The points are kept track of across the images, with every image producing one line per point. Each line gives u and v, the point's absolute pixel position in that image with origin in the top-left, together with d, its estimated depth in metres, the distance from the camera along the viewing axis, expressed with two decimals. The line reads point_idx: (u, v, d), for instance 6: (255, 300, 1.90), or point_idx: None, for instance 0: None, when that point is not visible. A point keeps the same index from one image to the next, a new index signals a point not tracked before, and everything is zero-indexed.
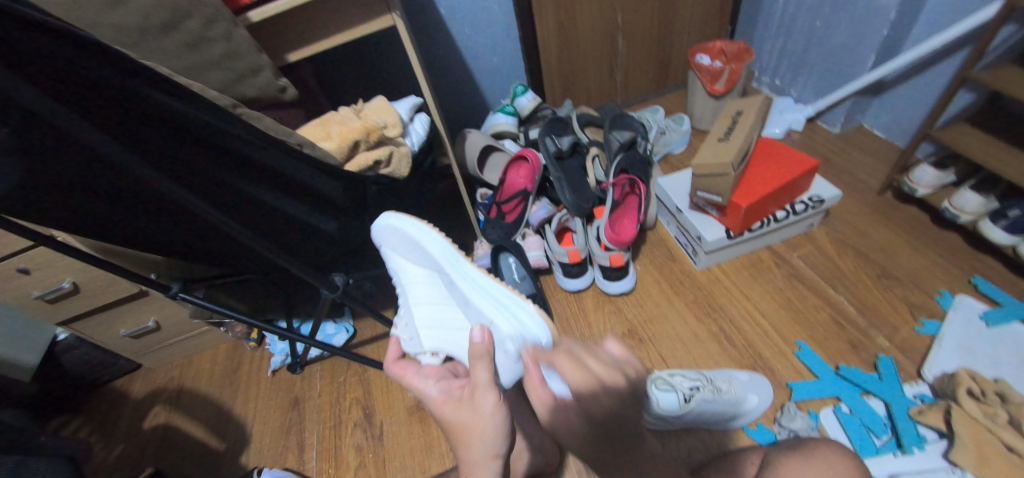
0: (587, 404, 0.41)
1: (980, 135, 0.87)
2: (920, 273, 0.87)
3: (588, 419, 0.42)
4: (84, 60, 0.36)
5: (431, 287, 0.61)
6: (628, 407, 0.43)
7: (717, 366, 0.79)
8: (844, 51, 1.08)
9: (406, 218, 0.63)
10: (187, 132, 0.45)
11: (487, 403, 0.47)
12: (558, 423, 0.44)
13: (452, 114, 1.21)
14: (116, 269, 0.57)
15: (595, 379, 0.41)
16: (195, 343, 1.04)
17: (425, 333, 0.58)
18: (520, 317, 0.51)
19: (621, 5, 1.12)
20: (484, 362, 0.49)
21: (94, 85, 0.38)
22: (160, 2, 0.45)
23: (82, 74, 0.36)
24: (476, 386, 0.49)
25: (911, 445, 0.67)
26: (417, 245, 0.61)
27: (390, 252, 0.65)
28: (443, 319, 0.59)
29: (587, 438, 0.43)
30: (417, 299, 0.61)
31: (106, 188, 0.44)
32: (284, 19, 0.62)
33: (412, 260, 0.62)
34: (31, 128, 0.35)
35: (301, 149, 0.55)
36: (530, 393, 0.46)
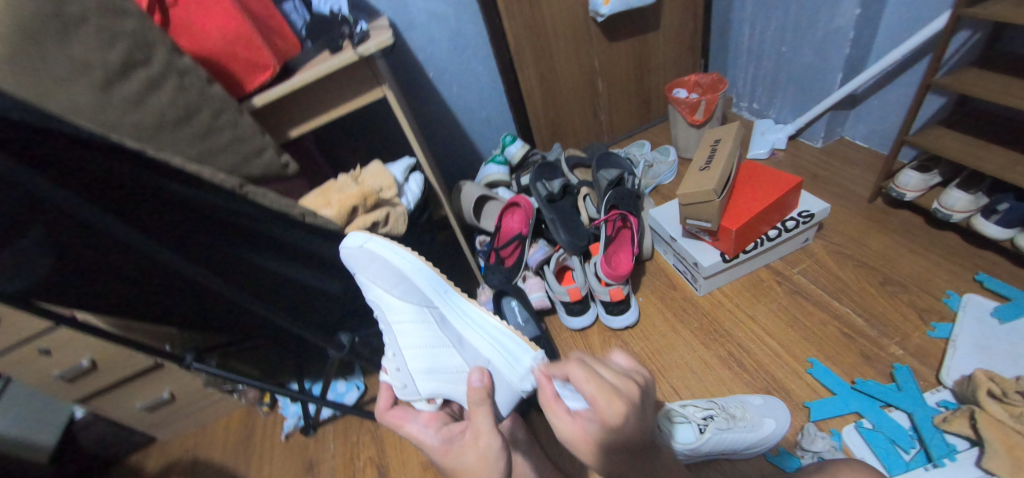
0: (602, 414, 0.39)
1: (957, 136, 0.89)
2: (923, 276, 0.87)
3: (605, 431, 0.40)
4: (107, 162, 0.41)
5: (419, 326, 0.61)
6: (644, 415, 0.42)
7: (731, 393, 0.78)
8: (813, 71, 1.14)
9: (388, 246, 0.62)
10: (195, 210, 0.49)
11: (488, 450, 0.48)
12: (577, 438, 0.42)
13: (447, 167, 1.27)
14: (134, 344, 0.60)
15: (609, 386, 0.41)
16: (209, 411, 1.04)
17: (421, 380, 0.58)
18: (516, 351, 0.57)
19: (597, 52, 1.20)
20: (484, 407, 0.50)
21: (117, 181, 0.43)
22: (175, 101, 0.50)
23: (105, 172, 0.42)
24: (478, 431, 0.50)
25: (941, 456, 0.64)
26: (403, 277, 0.61)
27: (370, 284, 0.62)
28: (438, 361, 0.59)
29: (606, 451, 0.41)
30: (407, 340, 0.60)
31: (127, 272, 0.48)
32: (285, 101, 0.68)
33: (398, 295, 0.61)
34: (62, 221, 0.41)
35: (304, 219, 0.57)
36: (546, 407, 0.45)
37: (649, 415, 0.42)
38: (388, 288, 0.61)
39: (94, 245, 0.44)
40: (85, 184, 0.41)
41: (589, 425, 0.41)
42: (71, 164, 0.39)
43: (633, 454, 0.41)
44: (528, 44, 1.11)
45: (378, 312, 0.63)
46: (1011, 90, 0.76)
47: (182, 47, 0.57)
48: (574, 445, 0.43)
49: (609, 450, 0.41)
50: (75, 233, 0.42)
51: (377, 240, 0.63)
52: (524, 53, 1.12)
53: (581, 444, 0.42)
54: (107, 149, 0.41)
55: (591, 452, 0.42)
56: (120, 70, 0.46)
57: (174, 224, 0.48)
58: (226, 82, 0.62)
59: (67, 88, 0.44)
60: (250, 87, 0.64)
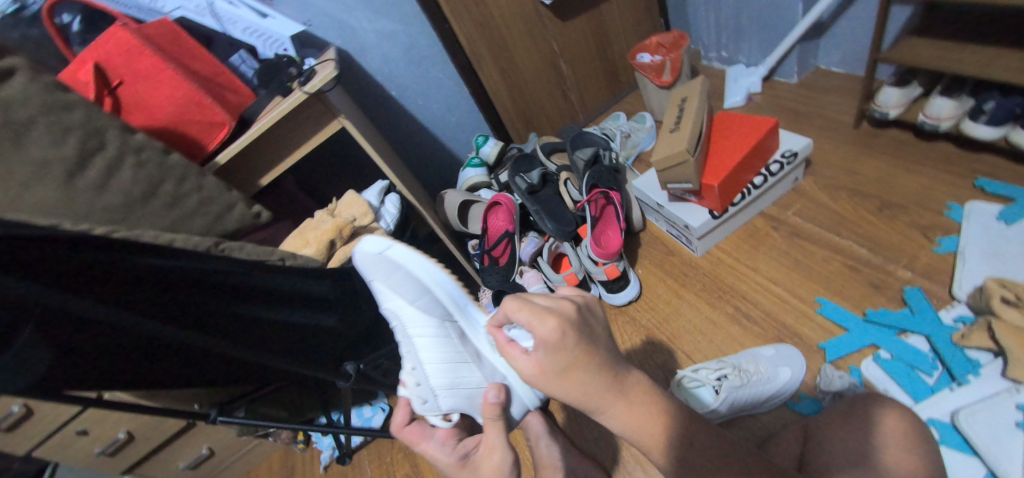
0: (539, 334, 0.41)
1: (930, 44, 0.86)
2: (920, 193, 0.85)
3: (551, 350, 0.41)
4: (78, 251, 0.41)
5: (439, 339, 0.58)
6: (584, 330, 0.43)
7: (743, 347, 0.77)
8: (774, 7, 1.11)
9: (412, 255, 0.62)
10: (182, 277, 0.49)
11: (500, 463, 0.50)
12: (538, 371, 0.42)
13: (429, 178, 1.27)
14: (161, 411, 0.61)
15: (542, 309, 0.42)
16: (250, 458, 1.09)
17: (442, 396, 0.56)
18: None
19: (553, 33, 1.19)
20: (497, 422, 0.53)
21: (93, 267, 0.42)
22: (138, 178, 0.52)
23: (78, 261, 0.41)
24: (489, 446, 0.52)
25: (965, 374, 0.63)
26: (427, 287, 0.61)
27: (391, 294, 0.61)
28: (459, 376, 0.57)
29: (562, 375, 0.41)
30: (426, 354, 0.57)
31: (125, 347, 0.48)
32: (248, 154, 0.69)
33: (420, 307, 0.60)
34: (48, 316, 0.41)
35: (284, 262, 0.60)
36: (504, 354, 0.45)
37: (592, 331, 0.44)
38: (411, 298, 0.60)
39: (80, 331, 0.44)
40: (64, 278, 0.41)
41: (540, 352, 0.42)
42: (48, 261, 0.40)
43: (588, 368, 0.42)
44: (483, 41, 1.09)
45: (397, 324, 0.61)
46: None
47: (135, 124, 0.59)
48: (539, 382, 0.43)
49: (563, 372, 0.41)
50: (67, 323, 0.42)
51: (409, 251, 0.62)
52: (480, 51, 1.11)
53: (543, 376, 0.42)
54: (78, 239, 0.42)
55: (554, 380, 0.42)
56: (78, 160, 0.48)
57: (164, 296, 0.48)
58: (185, 148, 0.63)
59: (33, 188, 0.46)
60: (211, 146, 0.65)
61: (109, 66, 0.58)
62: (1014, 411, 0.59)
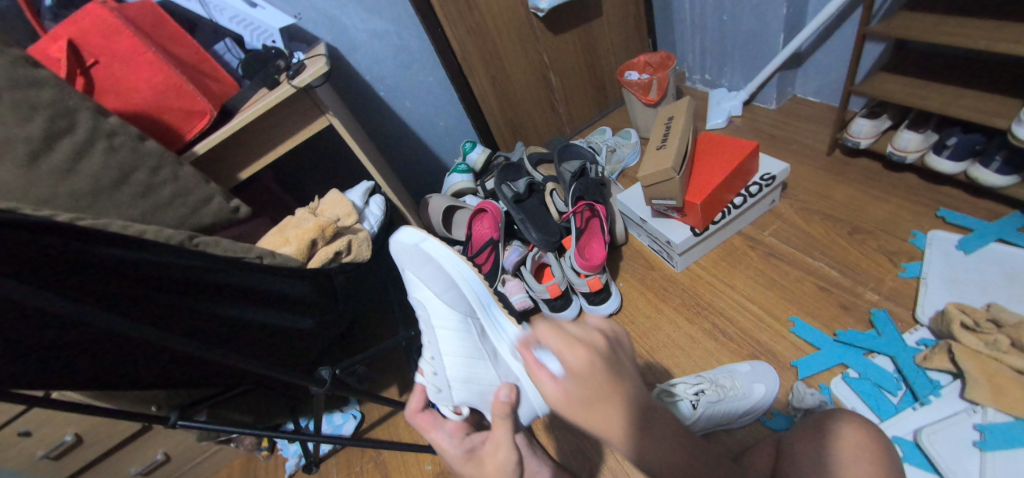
0: (568, 361, 0.40)
1: (899, 80, 0.91)
2: (887, 220, 0.89)
3: (578, 379, 0.40)
4: (42, 239, 0.38)
5: (460, 333, 0.61)
6: (616, 364, 0.42)
7: (720, 363, 0.79)
8: (756, 35, 1.16)
9: (447, 255, 0.68)
10: (148, 271, 0.46)
11: (504, 462, 0.48)
12: (562, 395, 0.40)
13: (414, 182, 1.26)
14: (116, 414, 0.57)
15: (574, 337, 0.42)
16: (209, 464, 1.04)
17: (456, 387, 0.56)
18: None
19: (545, 46, 1.20)
20: (506, 421, 0.51)
21: (58, 257, 0.39)
22: (108, 163, 0.49)
23: (40, 251, 0.38)
24: (497, 443, 0.50)
25: (926, 394, 0.66)
26: (457, 284, 0.65)
27: (420, 285, 0.65)
28: (474, 371, 0.57)
29: (591, 408, 0.39)
30: (445, 345, 0.60)
31: (86, 345, 0.45)
32: (228, 146, 0.67)
33: (447, 300, 0.63)
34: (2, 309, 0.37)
35: (262, 260, 0.57)
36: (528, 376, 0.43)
37: (624, 368, 0.42)
38: (440, 291, 0.64)
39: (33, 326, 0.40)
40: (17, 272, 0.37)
41: (565, 379, 0.40)
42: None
43: (617, 406, 0.40)
44: (475, 49, 1.10)
45: (424, 314, 0.65)
46: (942, 29, 0.79)
47: (108, 107, 0.56)
48: (561, 410, 0.41)
49: (591, 404, 0.39)
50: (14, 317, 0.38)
51: (436, 245, 0.69)
52: (472, 58, 1.11)
53: (566, 405, 0.40)
54: (36, 229, 0.38)
55: (577, 410, 0.40)
56: (45, 141, 0.45)
57: (127, 291, 0.45)
58: (162, 135, 0.61)
59: None
60: (191, 135, 0.62)
61: (84, 43, 0.55)
62: (970, 429, 0.62)
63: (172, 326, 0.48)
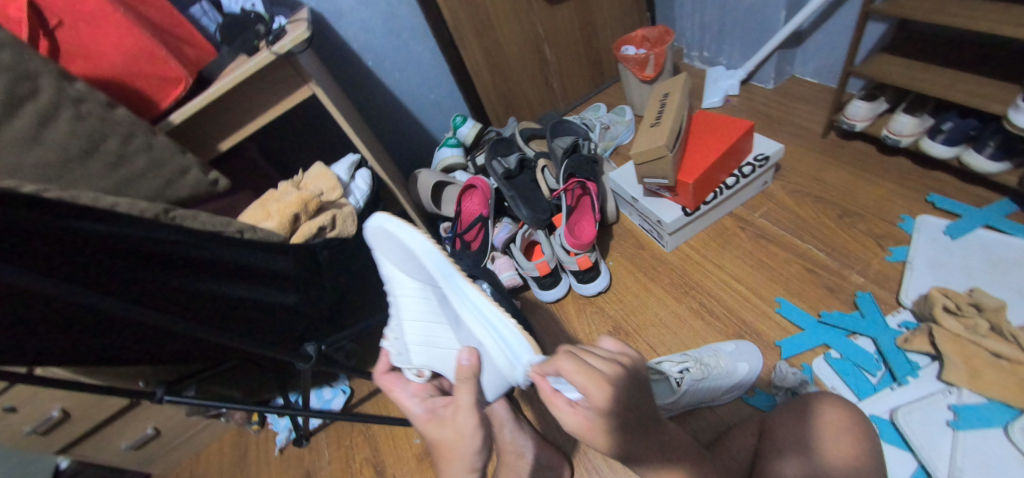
0: (590, 401, 0.40)
1: (899, 61, 0.90)
2: (878, 203, 0.89)
3: (601, 414, 0.40)
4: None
5: (419, 301, 0.60)
6: (634, 395, 0.42)
7: (705, 342, 0.80)
8: (757, 11, 1.13)
9: (406, 227, 0.62)
10: (115, 245, 0.43)
11: (464, 425, 0.49)
12: (585, 426, 0.41)
13: (403, 158, 1.24)
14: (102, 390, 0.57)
15: (597, 371, 0.41)
16: (200, 438, 1.05)
17: (415, 351, 0.58)
18: (514, 343, 0.53)
19: (540, 17, 1.16)
20: (469, 385, 0.52)
21: (22, 227, 0.37)
22: (75, 132, 0.45)
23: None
24: (458, 407, 0.51)
25: (905, 375, 0.67)
26: (416, 256, 0.61)
27: (383, 259, 0.63)
28: (433, 335, 0.58)
29: (608, 434, 0.41)
30: (407, 313, 0.60)
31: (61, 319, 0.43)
32: (206, 115, 0.64)
33: (408, 271, 0.61)
34: None
35: (242, 235, 0.54)
36: (546, 402, 0.44)
37: (639, 395, 0.43)
38: (402, 264, 0.61)
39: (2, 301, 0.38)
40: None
41: (586, 412, 0.41)
42: None
43: (629, 429, 0.42)
44: (467, 19, 1.06)
45: (390, 286, 0.63)
46: (946, 9, 0.77)
47: (74, 71, 0.53)
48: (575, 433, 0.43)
49: (609, 431, 0.41)
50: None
51: (393, 218, 0.64)
52: (463, 29, 1.07)
53: (584, 432, 0.42)
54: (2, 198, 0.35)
55: (597, 437, 0.42)
56: (5, 107, 0.41)
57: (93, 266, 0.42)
58: (133, 102, 0.58)
59: None
60: (165, 103, 0.59)
61: (47, 3, 0.51)
62: (944, 410, 0.63)
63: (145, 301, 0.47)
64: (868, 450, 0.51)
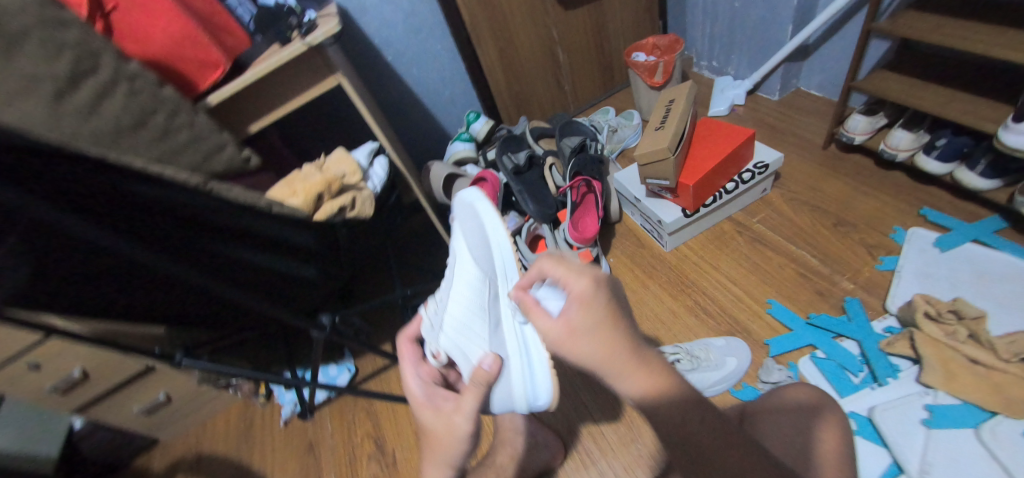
0: (568, 289, 0.42)
1: (899, 79, 0.93)
2: (872, 215, 0.92)
3: (580, 303, 0.40)
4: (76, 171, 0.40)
5: (469, 290, 0.59)
6: (618, 299, 0.42)
7: (696, 337, 0.83)
8: (766, 24, 1.16)
9: (491, 214, 0.62)
10: (159, 208, 0.46)
11: (457, 427, 0.48)
12: (571, 326, 0.40)
13: (416, 149, 1.28)
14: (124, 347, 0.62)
15: (575, 266, 0.43)
16: (208, 408, 1.10)
17: (446, 335, 0.58)
18: (538, 382, 0.49)
19: (555, 21, 1.20)
20: (479, 390, 0.49)
21: (93, 188, 0.41)
22: (128, 106, 0.50)
23: (75, 180, 0.40)
24: (459, 406, 0.50)
25: (885, 376, 0.71)
26: (491, 247, 0.59)
27: (459, 237, 0.64)
28: (468, 327, 0.57)
29: (591, 335, 0.39)
30: (455, 296, 0.60)
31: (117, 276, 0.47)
32: (239, 97, 0.68)
33: (474, 258, 0.60)
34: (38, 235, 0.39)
35: (271, 209, 0.55)
36: (530, 316, 0.44)
37: (623, 305, 0.43)
38: (473, 247, 0.61)
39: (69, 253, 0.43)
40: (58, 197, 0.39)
41: (568, 309, 0.41)
42: (39, 175, 0.37)
43: (621, 335, 0.39)
44: (485, 19, 1.10)
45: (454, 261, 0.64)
46: (945, 31, 0.80)
47: (129, 53, 0.57)
48: (564, 347, 0.41)
49: (593, 330, 0.39)
50: (21, 233, 0.38)
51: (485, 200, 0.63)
52: (480, 28, 1.11)
53: (572, 339, 0.40)
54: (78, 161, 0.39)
55: (586, 344, 0.39)
56: (70, 81, 0.45)
57: (135, 225, 0.45)
58: (179, 83, 0.62)
59: (19, 102, 0.43)
60: (203, 86, 0.64)
61: None
62: (921, 409, 0.67)
63: (178, 260, 0.50)
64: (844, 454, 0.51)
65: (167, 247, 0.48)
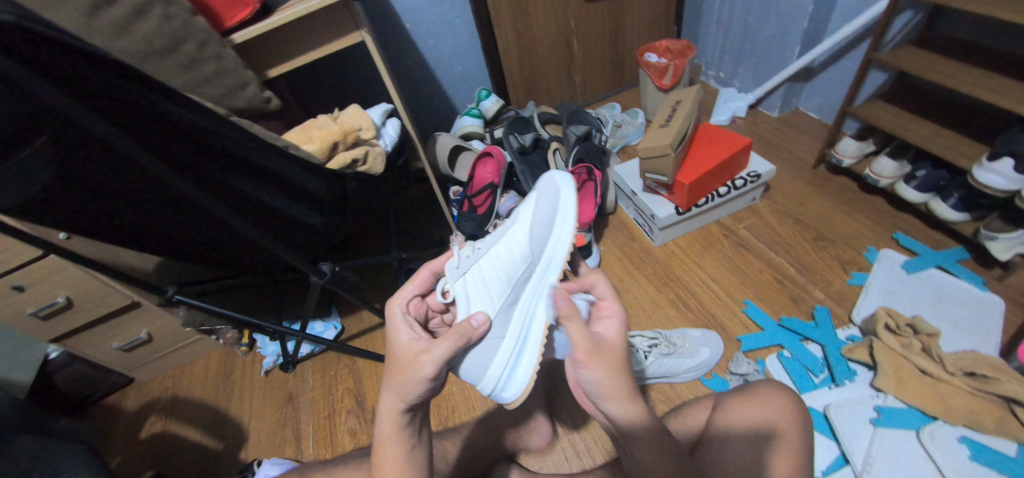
0: (614, 315, 0.50)
1: (891, 108, 0.98)
2: (850, 233, 0.98)
3: (620, 333, 0.49)
4: (112, 80, 0.41)
5: (509, 258, 0.58)
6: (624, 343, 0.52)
7: (674, 327, 0.88)
8: (774, 42, 1.21)
9: (569, 209, 0.61)
10: (182, 131, 0.48)
11: (421, 370, 0.44)
12: (608, 340, 0.48)
13: (422, 121, 1.29)
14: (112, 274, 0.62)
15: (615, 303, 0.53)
16: (189, 352, 1.10)
17: (466, 281, 0.56)
18: (514, 378, 0.53)
19: (574, 11, 1.23)
20: (453, 341, 0.46)
21: (127, 100, 0.43)
22: (160, 29, 0.51)
23: (111, 90, 0.41)
24: (428, 350, 0.46)
25: (843, 378, 0.76)
26: (552, 234, 0.60)
27: (529, 208, 0.60)
28: (490, 286, 0.56)
29: (619, 362, 0.46)
30: (497, 253, 0.58)
31: (135, 196, 0.48)
32: (261, 41, 0.69)
33: (531, 235, 0.58)
34: (67, 139, 0.40)
35: (287, 150, 0.59)
36: (570, 321, 0.47)
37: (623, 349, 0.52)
38: (536, 224, 0.59)
39: (95, 164, 0.43)
40: (93, 103, 0.41)
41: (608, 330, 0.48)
42: (79, 79, 0.39)
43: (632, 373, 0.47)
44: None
45: (509, 225, 0.61)
46: (937, 68, 0.85)
47: None
48: (594, 359, 0.45)
49: (623, 359, 0.47)
50: (28, 123, 0.37)
51: (570, 193, 0.62)
52: (501, 9, 1.13)
53: (607, 353, 0.46)
54: (113, 69, 0.41)
55: (618, 360, 0.47)
56: None
57: (143, 134, 0.45)
58: (205, 12, 0.62)
59: (57, 8, 0.45)
60: (231, 23, 0.63)
61: None
62: (870, 410, 0.72)
63: (181, 176, 0.50)
64: (799, 439, 0.54)
65: (187, 172, 0.50)
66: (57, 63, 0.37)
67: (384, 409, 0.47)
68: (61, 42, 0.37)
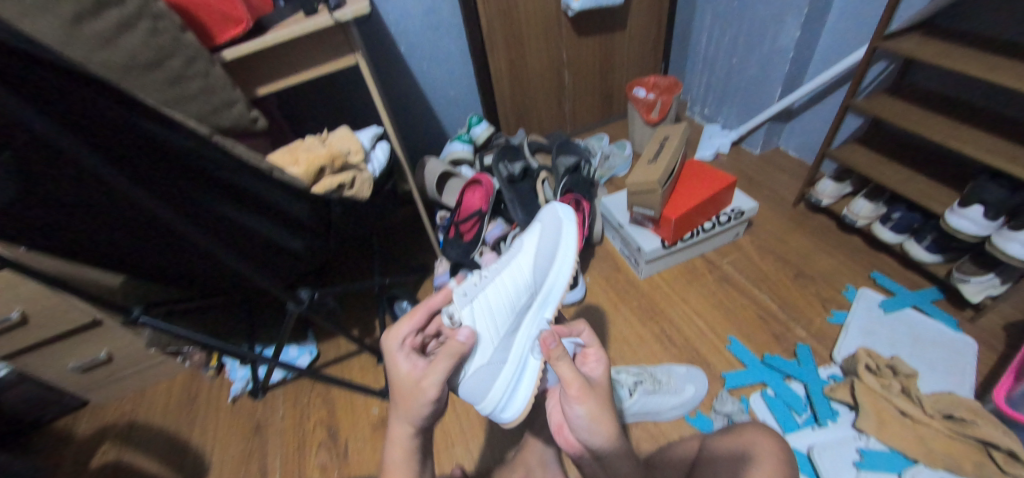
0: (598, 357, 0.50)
1: (866, 152, 1.02)
2: (830, 271, 1.00)
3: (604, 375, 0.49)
4: (88, 95, 0.39)
5: (515, 286, 0.57)
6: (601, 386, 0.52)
7: (659, 362, 0.87)
8: (756, 83, 1.26)
9: (570, 243, 0.65)
10: (158, 149, 0.46)
11: (423, 394, 0.43)
12: (595, 381, 0.48)
13: (412, 143, 1.29)
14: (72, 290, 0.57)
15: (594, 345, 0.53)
16: (152, 374, 1.04)
17: (475, 309, 0.53)
18: (514, 400, 0.54)
19: (565, 44, 1.26)
20: (448, 363, 0.45)
21: (103, 116, 0.41)
22: (147, 43, 0.50)
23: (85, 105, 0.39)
24: (429, 372, 0.44)
25: (825, 418, 0.76)
26: (554, 263, 0.63)
27: (533, 238, 0.61)
28: (497, 314, 0.54)
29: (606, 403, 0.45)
30: (503, 280, 0.57)
31: (100, 212, 0.45)
32: (252, 60, 0.68)
33: (535, 266, 0.60)
34: (31, 153, 0.38)
35: (272, 173, 0.56)
36: (561, 360, 0.45)
37: None
38: (540, 255, 0.61)
39: (59, 178, 0.41)
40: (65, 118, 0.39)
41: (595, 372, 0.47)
42: (51, 93, 0.37)
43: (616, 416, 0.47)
44: (501, 30, 1.15)
45: (513, 252, 0.61)
46: (910, 116, 0.89)
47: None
48: (583, 400, 0.44)
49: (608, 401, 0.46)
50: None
51: (570, 227, 0.66)
52: (495, 38, 1.16)
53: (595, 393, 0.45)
54: (89, 85, 0.39)
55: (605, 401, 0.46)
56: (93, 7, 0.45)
57: (116, 150, 0.43)
58: (196, 30, 0.61)
59: (37, 18, 0.43)
60: (220, 39, 0.63)
61: None
62: (853, 452, 0.72)
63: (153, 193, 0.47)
64: None
65: (161, 190, 0.48)
66: (29, 76, 0.35)
67: (394, 435, 0.45)
68: (36, 57, 0.35)
